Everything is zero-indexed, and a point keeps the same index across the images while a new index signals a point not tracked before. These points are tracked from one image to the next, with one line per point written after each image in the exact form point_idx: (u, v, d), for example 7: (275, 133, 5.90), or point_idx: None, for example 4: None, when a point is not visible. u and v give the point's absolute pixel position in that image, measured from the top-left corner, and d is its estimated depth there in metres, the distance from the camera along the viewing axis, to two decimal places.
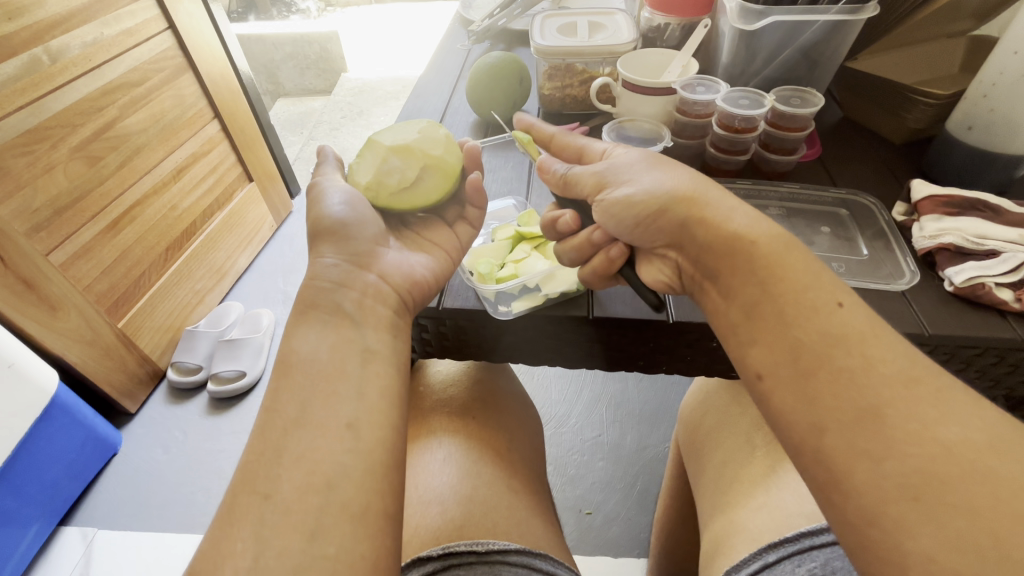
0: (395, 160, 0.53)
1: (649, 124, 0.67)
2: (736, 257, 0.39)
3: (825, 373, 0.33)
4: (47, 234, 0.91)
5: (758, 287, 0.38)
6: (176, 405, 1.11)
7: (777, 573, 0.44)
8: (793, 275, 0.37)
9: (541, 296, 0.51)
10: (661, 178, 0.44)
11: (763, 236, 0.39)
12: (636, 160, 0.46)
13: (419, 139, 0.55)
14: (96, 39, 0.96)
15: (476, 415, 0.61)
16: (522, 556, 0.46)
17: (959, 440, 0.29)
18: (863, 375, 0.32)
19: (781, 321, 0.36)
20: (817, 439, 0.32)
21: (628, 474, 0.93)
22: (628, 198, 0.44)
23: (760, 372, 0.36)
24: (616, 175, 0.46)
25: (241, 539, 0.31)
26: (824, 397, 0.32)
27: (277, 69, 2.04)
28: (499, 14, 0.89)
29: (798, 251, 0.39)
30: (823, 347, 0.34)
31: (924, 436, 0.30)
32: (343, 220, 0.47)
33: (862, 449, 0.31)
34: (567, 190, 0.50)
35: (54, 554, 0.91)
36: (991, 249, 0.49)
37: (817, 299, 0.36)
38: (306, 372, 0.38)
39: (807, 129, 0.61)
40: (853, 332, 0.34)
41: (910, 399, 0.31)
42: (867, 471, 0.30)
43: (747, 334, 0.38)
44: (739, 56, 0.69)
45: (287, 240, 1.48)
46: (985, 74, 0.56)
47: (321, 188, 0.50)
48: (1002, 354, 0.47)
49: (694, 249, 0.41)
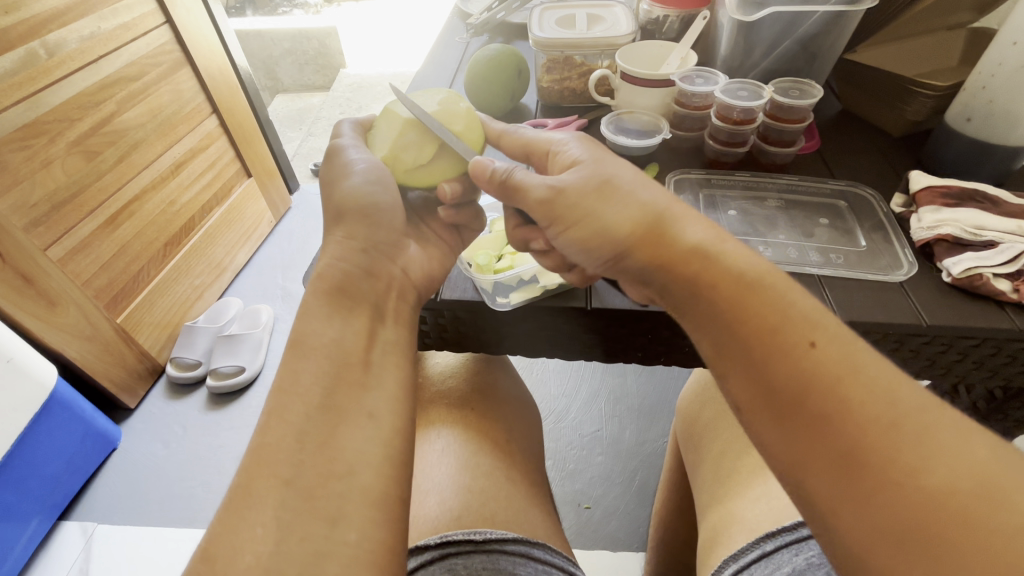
0: (411, 134, 0.51)
1: (649, 117, 0.67)
2: (701, 299, 0.38)
3: (802, 418, 0.32)
4: (46, 229, 0.91)
5: (724, 327, 0.37)
6: (176, 401, 1.12)
7: (774, 562, 0.44)
8: (761, 313, 0.35)
9: (540, 287, 0.52)
10: (621, 217, 0.41)
11: (724, 277, 0.37)
12: (585, 188, 0.42)
13: (437, 113, 0.52)
14: (94, 33, 0.96)
15: (475, 407, 0.61)
16: (521, 545, 0.47)
17: (947, 487, 0.29)
18: (841, 420, 0.31)
19: (754, 365, 0.35)
20: (800, 479, 0.32)
21: (627, 468, 0.93)
22: (589, 237, 0.42)
23: (739, 404, 0.36)
24: (568, 210, 0.43)
25: (260, 523, 0.31)
26: (805, 441, 0.32)
27: (276, 64, 2.05)
28: (499, 7, 0.90)
29: (765, 281, 0.37)
30: (799, 390, 0.33)
31: (907, 483, 0.29)
32: (373, 200, 0.47)
33: (845, 494, 0.31)
34: (508, 196, 0.46)
35: (55, 548, 0.91)
36: (988, 240, 0.49)
37: (789, 339, 0.34)
38: (320, 359, 0.38)
39: (806, 121, 0.61)
40: (829, 374, 0.32)
41: (894, 442, 0.30)
42: (854, 514, 0.30)
43: (722, 368, 0.37)
44: (737, 49, 0.69)
45: (287, 235, 1.48)
46: (984, 66, 0.55)
47: (345, 159, 0.49)
48: (999, 345, 0.47)
49: (658, 282, 0.41)
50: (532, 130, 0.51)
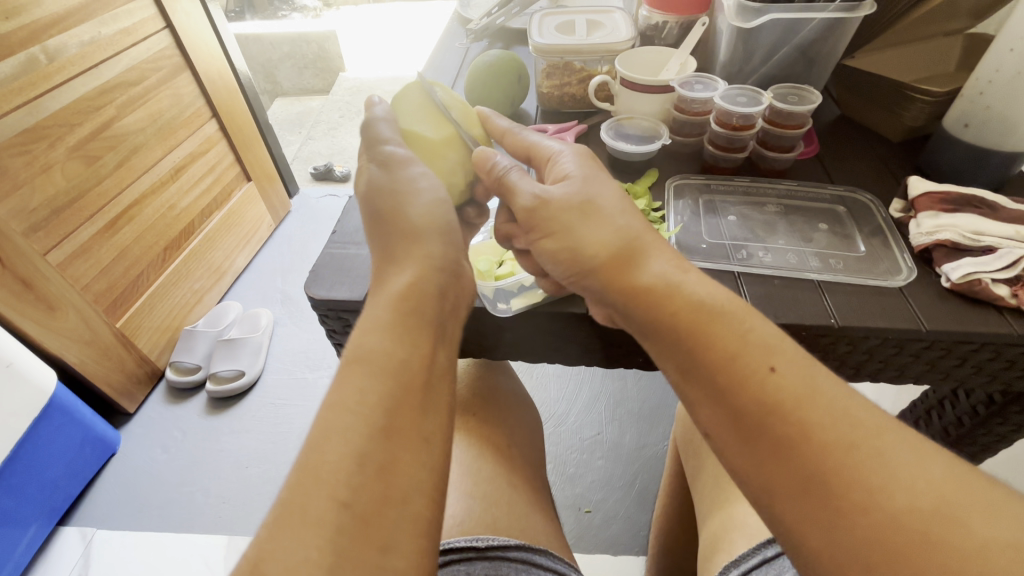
0: (451, 154, 0.52)
1: (648, 122, 0.67)
2: (661, 324, 0.39)
3: (766, 442, 0.33)
4: (46, 233, 0.91)
5: (687, 351, 0.37)
6: (175, 405, 1.12)
7: (775, 567, 0.44)
8: (720, 339, 0.36)
9: (540, 293, 0.52)
10: (595, 235, 0.42)
11: (683, 305, 0.38)
12: (568, 204, 0.44)
13: (457, 124, 0.53)
14: (94, 38, 0.96)
15: (476, 412, 0.61)
16: (523, 552, 0.47)
17: (908, 507, 0.29)
18: (802, 444, 0.32)
19: (716, 390, 0.35)
20: (770, 505, 0.32)
21: (628, 472, 0.93)
22: (562, 250, 0.43)
23: (707, 430, 0.36)
24: (546, 220, 0.44)
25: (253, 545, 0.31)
26: (769, 464, 0.32)
27: (275, 68, 2.04)
28: (498, 13, 0.89)
29: (723, 309, 0.38)
30: (759, 413, 0.33)
31: (869, 503, 0.29)
32: (441, 218, 0.47)
33: (812, 517, 0.30)
34: (501, 193, 0.48)
35: (54, 553, 0.91)
36: (987, 245, 0.48)
37: (748, 364, 0.35)
38: (364, 371, 0.36)
39: (804, 127, 0.61)
40: (787, 398, 0.33)
41: (853, 464, 0.30)
42: (821, 538, 0.30)
43: (690, 395, 0.37)
44: (736, 54, 0.70)
45: (287, 239, 1.48)
46: (981, 72, 0.56)
47: (410, 189, 0.48)
48: (998, 350, 0.47)
49: (618, 304, 0.42)
50: (536, 135, 0.52)
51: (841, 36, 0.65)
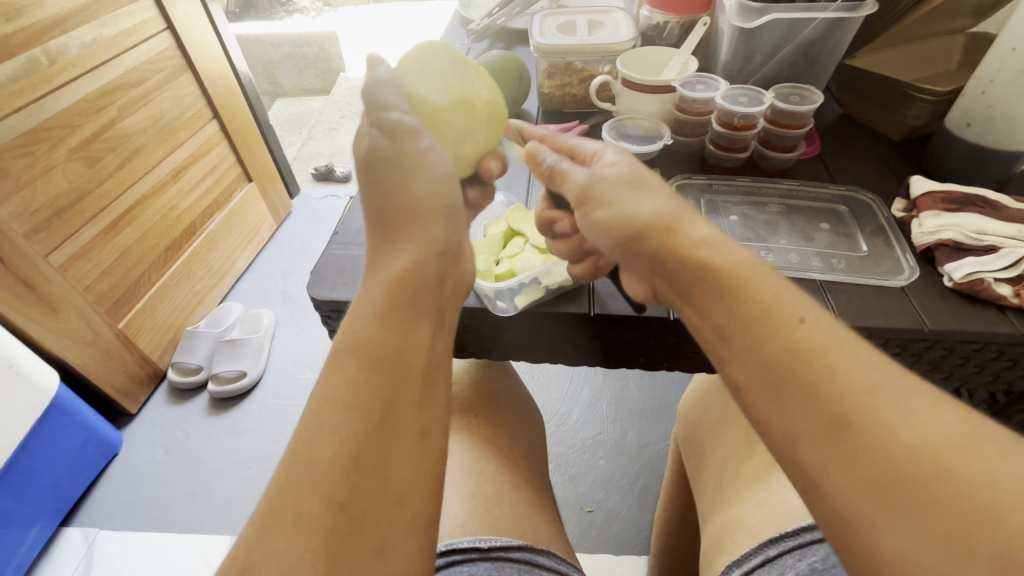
0: (461, 121, 0.51)
1: (649, 122, 0.67)
2: (704, 280, 0.39)
3: (793, 384, 0.33)
4: (47, 235, 0.91)
5: (725, 305, 0.38)
6: (177, 405, 1.12)
7: (776, 568, 0.44)
8: (756, 292, 0.37)
9: (543, 288, 0.52)
10: (642, 202, 0.44)
11: (726, 263, 0.39)
12: (620, 180, 0.46)
13: (465, 87, 0.51)
14: (95, 39, 0.96)
15: (479, 413, 0.61)
16: (525, 553, 0.47)
17: (925, 442, 0.28)
18: (825, 384, 0.31)
19: (750, 337, 0.36)
20: (791, 448, 0.32)
21: (629, 471, 0.93)
22: (613, 218, 0.45)
23: (740, 385, 0.36)
24: (598, 192, 0.46)
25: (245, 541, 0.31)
26: (792, 406, 0.32)
27: (276, 68, 2.04)
28: (498, 13, 0.88)
29: (764, 269, 0.39)
30: (787, 357, 0.33)
31: (888, 439, 0.28)
32: (445, 199, 0.47)
33: (831, 456, 0.30)
34: (551, 182, 0.51)
35: (57, 553, 0.91)
36: (989, 244, 0.49)
37: (781, 314, 0.35)
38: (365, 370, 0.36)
39: (806, 126, 0.62)
40: (815, 344, 0.33)
41: (874, 402, 0.30)
42: (841, 477, 0.29)
43: (724, 353, 0.38)
44: (737, 55, 0.70)
45: (288, 240, 1.48)
46: (983, 72, 0.56)
47: (416, 159, 0.47)
48: (1000, 350, 0.47)
49: (668, 269, 0.42)
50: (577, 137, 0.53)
51: (843, 33, 0.65)
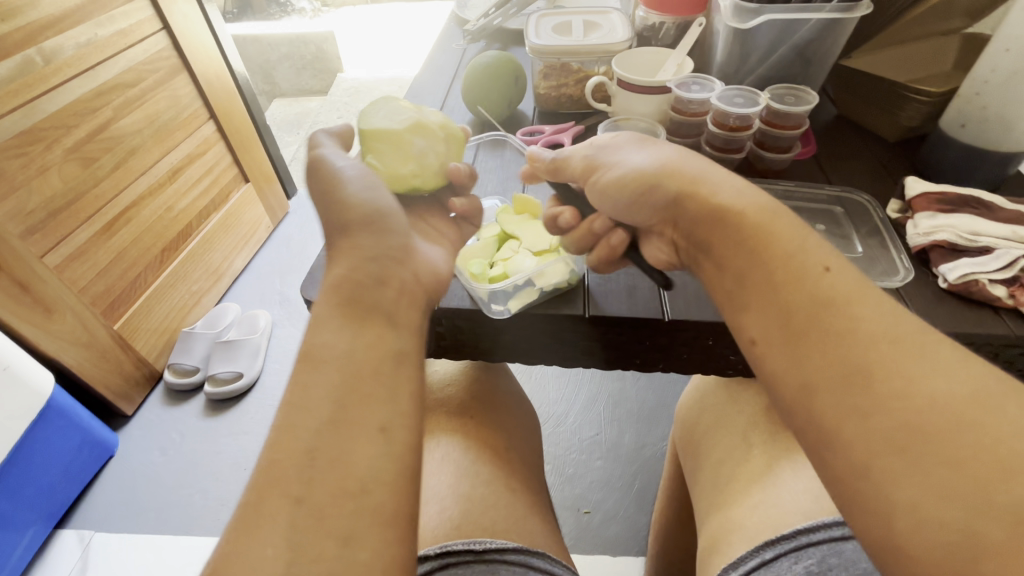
0: (420, 140, 0.52)
1: (644, 123, 0.66)
2: (727, 227, 0.40)
3: (816, 334, 0.34)
4: (43, 236, 0.91)
5: (748, 255, 0.39)
6: (174, 407, 1.11)
7: (772, 570, 0.44)
8: (781, 243, 0.38)
9: (536, 291, 0.52)
10: (652, 156, 0.47)
11: (746, 211, 0.40)
12: (623, 143, 0.50)
13: (416, 115, 0.54)
14: (90, 40, 0.96)
15: (475, 415, 0.61)
16: (520, 555, 0.47)
17: (945, 395, 0.30)
18: (851, 335, 0.33)
19: (773, 286, 0.37)
20: (806, 399, 0.33)
21: (627, 473, 0.93)
22: (624, 175, 0.47)
23: (754, 337, 0.37)
24: (604, 158, 0.49)
25: (237, 544, 0.31)
26: (815, 356, 0.33)
27: (273, 69, 2.03)
28: (494, 13, 0.89)
29: (784, 217, 0.40)
30: (811, 309, 0.35)
31: (909, 391, 0.30)
32: (374, 207, 0.45)
33: (851, 406, 0.31)
34: (554, 174, 0.54)
35: (53, 556, 0.91)
36: (983, 245, 0.49)
37: (807, 263, 0.36)
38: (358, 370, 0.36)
39: (801, 128, 0.62)
40: (840, 295, 0.34)
41: (896, 356, 0.31)
42: (858, 427, 0.31)
43: (741, 302, 0.38)
44: (732, 56, 0.70)
45: (285, 241, 1.48)
46: (977, 72, 0.56)
47: (336, 175, 0.46)
48: (996, 351, 0.47)
49: (688, 223, 0.43)
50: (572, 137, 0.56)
51: (839, 33, 0.65)
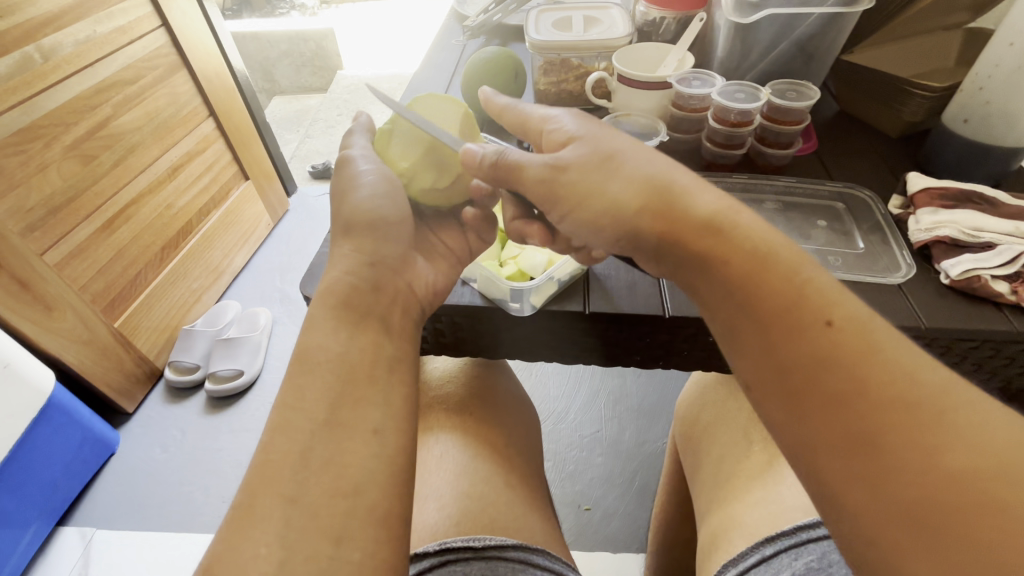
0: (435, 153, 0.49)
1: (645, 119, 0.66)
2: (711, 274, 0.37)
3: (816, 395, 0.32)
4: (42, 234, 0.91)
5: (737, 303, 0.35)
6: (174, 405, 1.11)
7: (773, 567, 0.44)
8: (776, 286, 0.34)
9: (554, 282, 0.52)
10: (621, 194, 0.39)
11: (733, 255, 0.36)
12: (588, 163, 0.40)
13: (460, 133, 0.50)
14: (88, 37, 0.96)
15: (474, 411, 0.61)
16: (519, 552, 0.46)
17: (963, 467, 0.28)
18: (856, 399, 0.31)
19: (766, 339, 0.34)
20: (810, 459, 0.32)
21: (627, 470, 0.93)
22: (592, 218, 0.41)
23: (750, 384, 0.35)
24: (570, 189, 0.41)
25: (263, 541, 0.30)
26: (818, 418, 0.31)
27: (273, 66, 2.04)
28: (494, 9, 0.91)
29: (779, 254, 0.35)
30: (810, 367, 0.32)
31: (923, 463, 0.29)
32: (378, 213, 0.45)
33: (858, 474, 0.30)
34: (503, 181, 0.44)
35: (54, 553, 0.91)
36: (985, 241, 0.49)
37: (804, 316, 0.33)
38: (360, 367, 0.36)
39: (803, 123, 0.61)
40: (845, 353, 0.32)
41: (908, 424, 0.29)
42: (866, 496, 0.30)
43: (735, 349, 0.36)
44: (734, 51, 0.69)
45: (285, 238, 1.48)
46: (980, 66, 0.56)
47: (350, 179, 0.47)
48: (996, 347, 0.47)
49: (669, 261, 0.39)
50: (532, 108, 0.47)
51: (842, 26, 0.64)
